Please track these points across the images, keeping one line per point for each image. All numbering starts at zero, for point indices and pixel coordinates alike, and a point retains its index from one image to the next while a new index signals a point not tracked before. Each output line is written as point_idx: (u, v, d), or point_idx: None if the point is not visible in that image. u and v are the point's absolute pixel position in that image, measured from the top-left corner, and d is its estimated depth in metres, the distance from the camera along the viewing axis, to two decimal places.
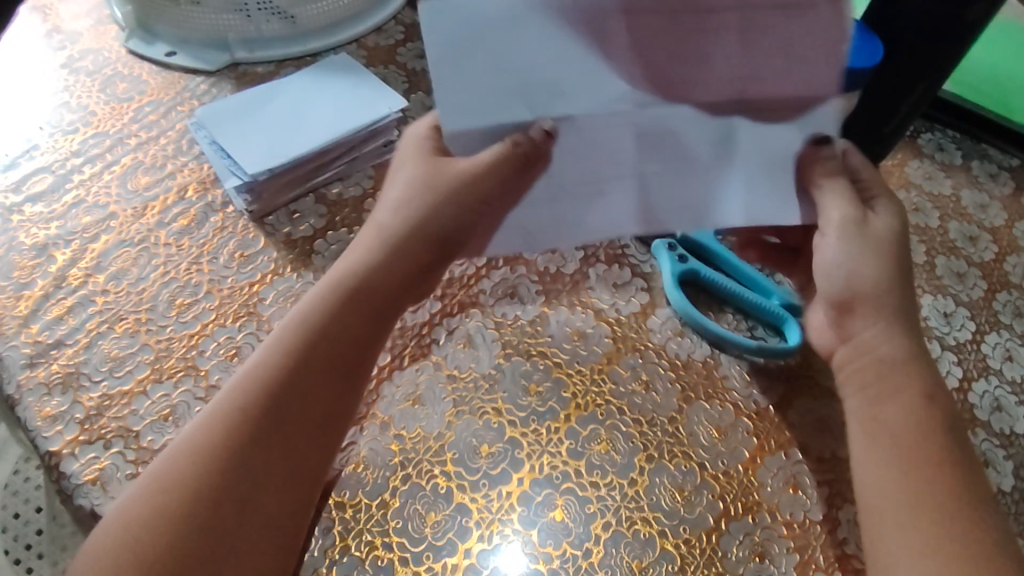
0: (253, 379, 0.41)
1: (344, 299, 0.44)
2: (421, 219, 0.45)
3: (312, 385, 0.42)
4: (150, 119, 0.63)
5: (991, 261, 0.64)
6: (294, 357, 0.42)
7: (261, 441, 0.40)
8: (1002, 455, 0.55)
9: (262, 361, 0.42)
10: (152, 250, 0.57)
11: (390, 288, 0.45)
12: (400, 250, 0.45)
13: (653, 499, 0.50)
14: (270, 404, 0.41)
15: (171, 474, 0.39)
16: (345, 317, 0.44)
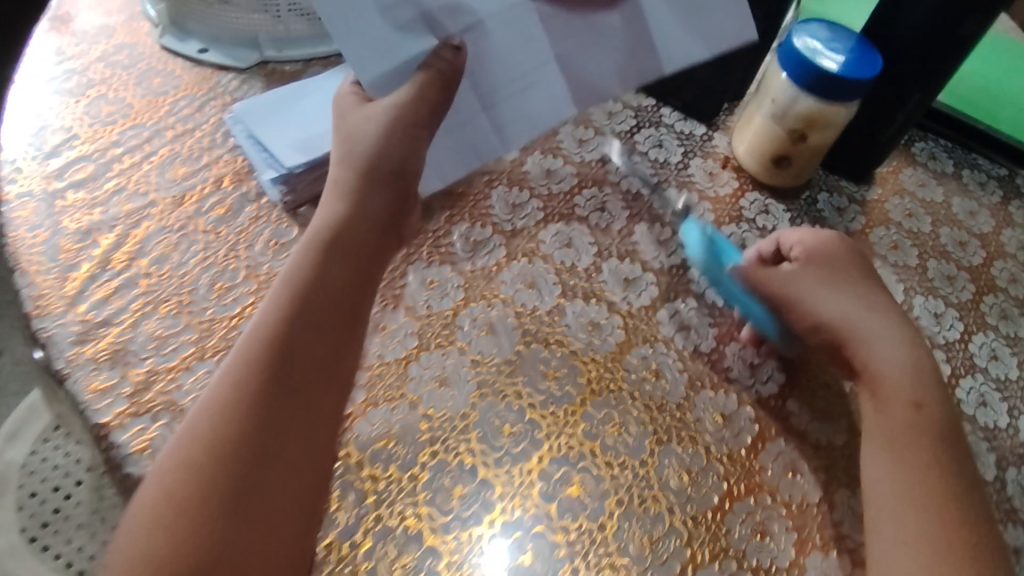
0: (248, 346, 0.43)
1: (324, 257, 0.47)
2: (370, 162, 0.49)
3: (309, 339, 0.44)
4: (185, 113, 0.66)
5: (980, 265, 0.69)
6: (284, 318, 0.44)
7: (268, 396, 0.42)
8: (984, 445, 0.60)
9: (253, 328, 0.44)
10: (192, 237, 0.60)
11: (363, 241, 0.48)
12: (364, 202, 0.49)
13: (663, 478, 0.54)
14: (269, 360, 0.43)
15: (196, 431, 0.41)
16: (329, 272, 0.47)
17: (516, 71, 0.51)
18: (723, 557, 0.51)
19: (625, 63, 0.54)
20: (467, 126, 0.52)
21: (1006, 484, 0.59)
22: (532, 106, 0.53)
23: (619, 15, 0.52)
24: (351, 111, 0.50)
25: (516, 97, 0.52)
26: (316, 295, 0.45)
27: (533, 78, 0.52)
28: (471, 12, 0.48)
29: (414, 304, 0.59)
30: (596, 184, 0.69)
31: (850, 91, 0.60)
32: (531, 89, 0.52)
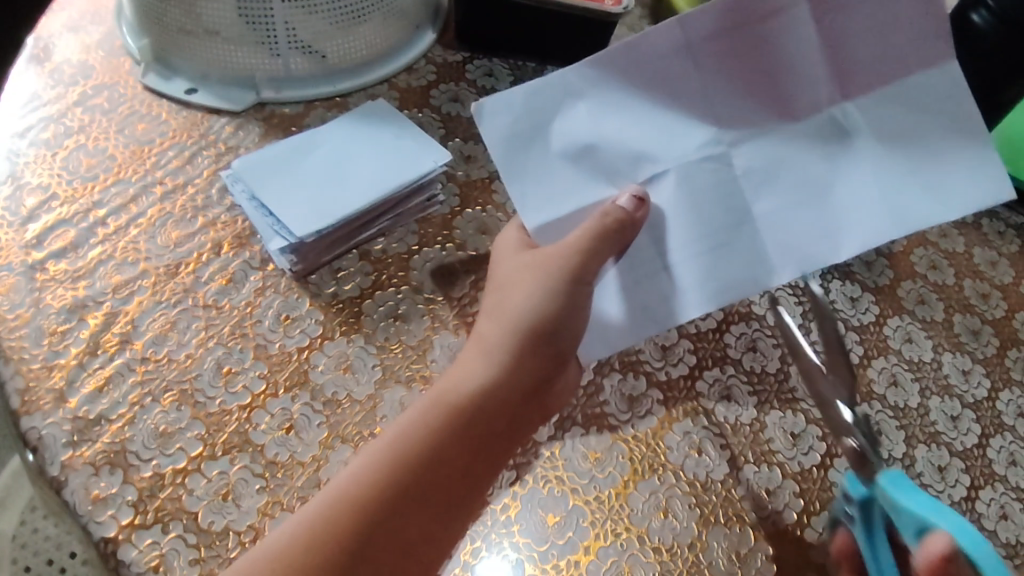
0: (345, 485, 0.39)
1: (445, 417, 0.41)
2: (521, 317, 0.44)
3: (408, 508, 0.39)
4: (175, 165, 0.61)
5: (1002, 318, 0.68)
6: (389, 467, 0.40)
7: (341, 560, 0.37)
8: (1018, 507, 0.58)
9: (357, 467, 0.40)
10: (192, 312, 0.54)
11: (501, 406, 0.43)
12: (509, 365, 0.43)
13: (712, 563, 0.51)
14: (358, 514, 0.38)
15: (262, 564, 0.37)
16: (448, 441, 0.41)
17: (702, 228, 0.44)
18: None
19: (834, 227, 0.44)
20: (641, 283, 0.46)
21: None
22: (715, 268, 0.44)
23: (827, 158, 0.44)
24: (514, 257, 0.46)
25: (719, 262, 0.44)
26: (432, 462, 0.40)
27: (727, 239, 0.44)
28: (653, 159, 0.44)
29: None
30: None
31: None
32: (730, 252, 0.44)
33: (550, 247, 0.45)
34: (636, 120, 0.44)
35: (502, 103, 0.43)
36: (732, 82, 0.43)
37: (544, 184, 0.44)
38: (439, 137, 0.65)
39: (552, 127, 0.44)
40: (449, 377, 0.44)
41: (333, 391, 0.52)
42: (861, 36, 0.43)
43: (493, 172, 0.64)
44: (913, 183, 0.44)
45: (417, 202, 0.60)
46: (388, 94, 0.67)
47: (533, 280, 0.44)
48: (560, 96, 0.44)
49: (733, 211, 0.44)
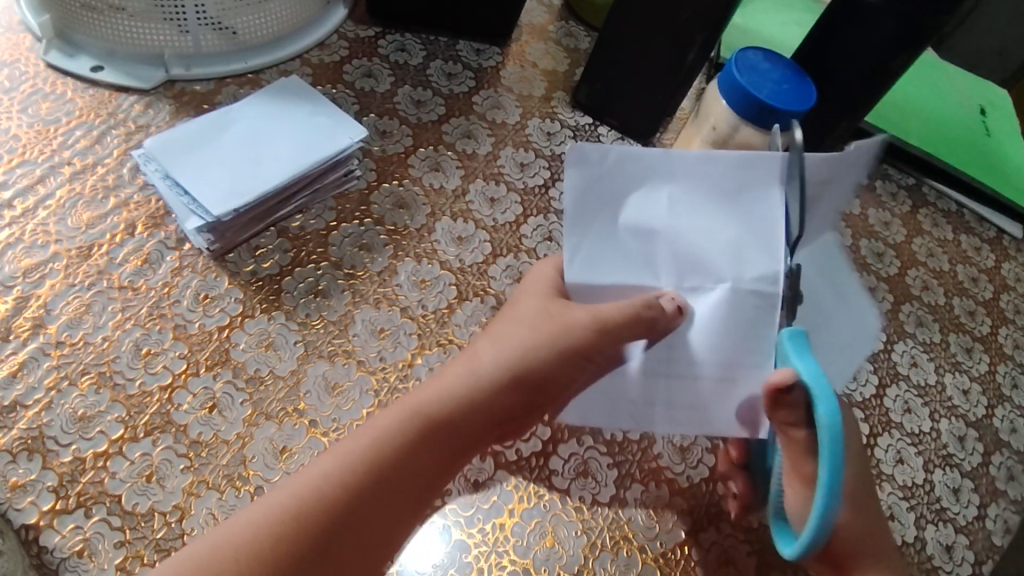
0: (315, 479, 0.39)
1: (422, 432, 0.41)
2: (516, 357, 0.43)
3: (376, 511, 0.39)
4: (82, 146, 0.59)
5: (896, 274, 0.74)
6: (360, 471, 0.39)
7: (305, 555, 0.37)
8: (912, 450, 0.64)
9: (328, 463, 0.40)
10: (107, 295, 0.54)
11: (473, 428, 0.42)
12: (494, 397, 0.43)
13: (631, 517, 0.54)
14: (328, 509, 0.38)
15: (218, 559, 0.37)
16: (420, 454, 0.41)
17: (726, 350, 0.43)
18: None
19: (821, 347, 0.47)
20: (648, 379, 0.45)
21: (934, 486, 0.63)
22: (709, 396, 0.44)
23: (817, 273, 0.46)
24: (542, 296, 0.44)
25: (720, 391, 0.43)
26: (400, 469, 0.40)
27: (734, 373, 0.43)
28: (707, 271, 0.42)
29: (366, 357, 0.54)
30: (541, 212, 0.64)
31: (785, 118, 0.62)
32: (736, 386, 0.43)
33: (578, 307, 0.43)
34: (701, 227, 0.42)
35: (598, 154, 0.40)
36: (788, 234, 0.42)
37: (599, 251, 0.42)
38: (354, 112, 0.65)
39: (614, 190, 0.41)
40: (436, 389, 0.43)
41: (255, 368, 0.53)
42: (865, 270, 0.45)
43: (409, 148, 0.64)
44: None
45: (334, 178, 0.60)
46: (301, 69, 0.66)
47: (545, 333, 0.43)
48: (644, 173, 0.42)
49: (754, 351, 0.42)
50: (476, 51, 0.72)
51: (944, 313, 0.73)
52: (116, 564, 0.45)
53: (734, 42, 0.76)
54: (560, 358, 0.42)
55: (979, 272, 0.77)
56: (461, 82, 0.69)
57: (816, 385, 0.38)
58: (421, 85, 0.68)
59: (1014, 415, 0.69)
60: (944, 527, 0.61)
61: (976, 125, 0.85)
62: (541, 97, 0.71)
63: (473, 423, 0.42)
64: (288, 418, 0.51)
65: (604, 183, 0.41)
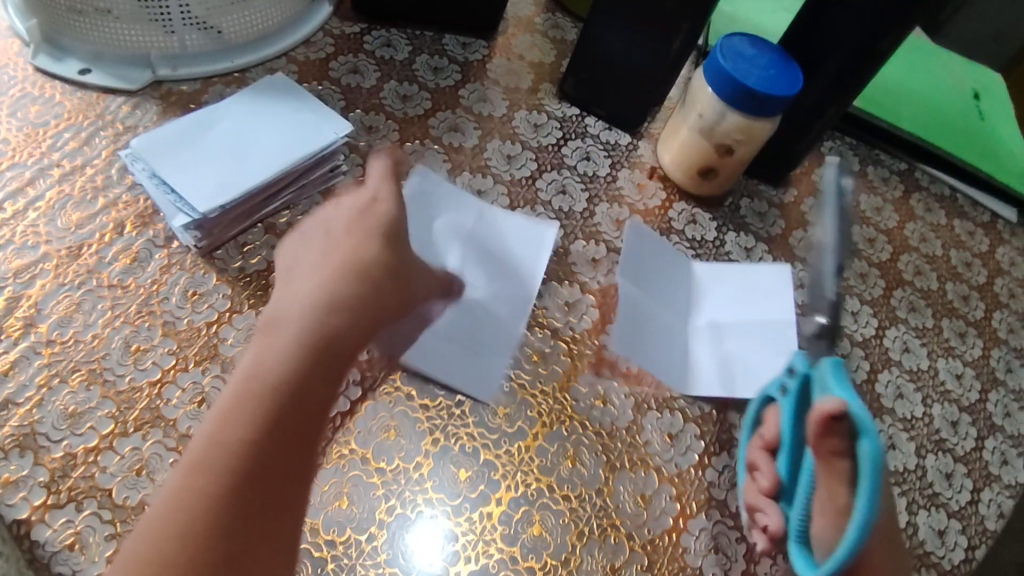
0: (225, 425, 0.38)
1: (310, 345, 0.42)
2: (371, 263, 0.47)
3: (300, 423, 0.39)
4: (71, 147, 0.60)
5: (888, 260, 0.74)
6: (270, 393, 0.39)
7: (235, 497, 0.36)
8: (904, 436, 0.64)
9: (233, 402, 0.40)
10: (97, 293, 0.54)
11: (348, 340, 0.43)
12: (360, 308, 0.44)
13: (619, 505, 0.54)
14: (257, 434, 0.38)
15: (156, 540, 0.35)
16: (319, 368, 0.41)
17: (455, 330, 0.57)
18: None
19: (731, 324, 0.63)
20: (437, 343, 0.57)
21: (927, 471, 0.63)
22: (466, 361, 0.57)
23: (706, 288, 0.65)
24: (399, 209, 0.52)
25: (468, 359, 0.57)
26: (306, 373, 0.41)
27: (475, 347, 0.57)
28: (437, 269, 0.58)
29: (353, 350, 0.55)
30: (529, 204, 0.65)
31: (772, 106, 0.62)
32: (480, 356, 0.57)
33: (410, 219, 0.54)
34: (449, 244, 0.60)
35: (430, 177, 0.62)
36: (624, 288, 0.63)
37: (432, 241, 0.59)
38: (340, 108, 0.65)
39: (424, 201, 0.61)
40: (300, 299, 0.44)
41: (243, 363, 0.53)
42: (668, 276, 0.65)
43: (396, 142, 0.65)
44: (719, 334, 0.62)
45: (321, 173, 0.61)
46: (287, 67, 0.67)
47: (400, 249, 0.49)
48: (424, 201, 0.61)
49: (500, 339, 0.58)
50: (462, 45, 0.72)
51: (937, 298, 0.72)
52: (107, 556, 0.46)
53: (721, 30, 0.76)
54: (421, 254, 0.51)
55: (973, 256, 0.76)
56: (448, 76, 0.70)
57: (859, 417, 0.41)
58: (407, 80, 0.68)
59: (1008, 399, 0.68)
60: (938, 512, 0.61)
61: (969, 109, 0.85)
62: (527, 90, 0.71)
63: (347, 335, 0.43)
64: None
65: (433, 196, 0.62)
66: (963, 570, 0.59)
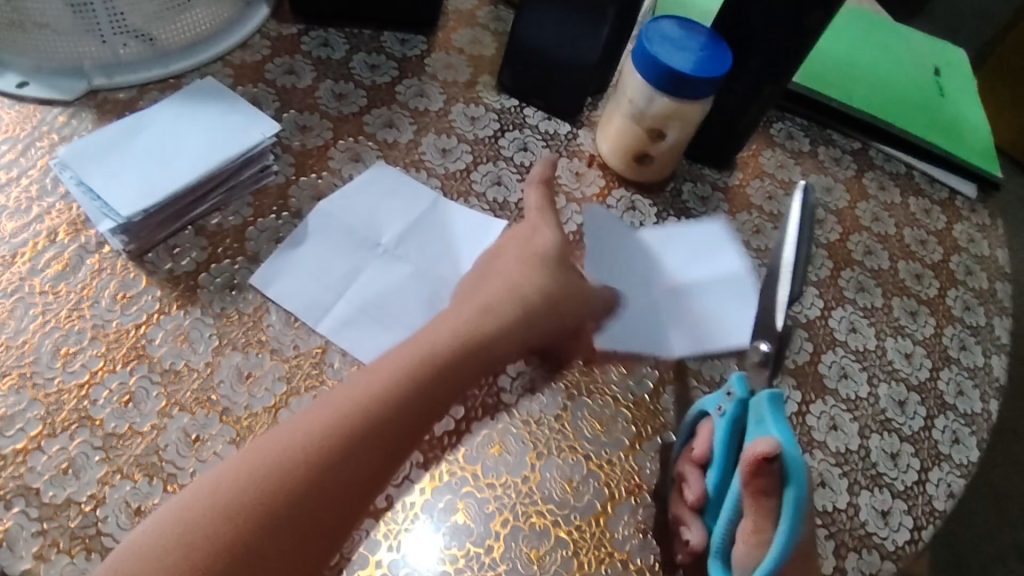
0: (314, 424, 0.43)
1: (407, 383, 0.45)
2: (496, 305, 0.51)
3: (372, 456, 0.43)
4: (8, 158, 0.61)
5: (836, 241, 0.73)
6: (350, 418, 0.43)
7: (321, 461, 0.42)
8: (846, 417, 0.63)
9: (327, 406, 0.44)
10: (29, 299, 0.56)
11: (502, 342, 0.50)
12: (507, 329, 0.51)
13: (546, 492, 0.55)
14: (369, 428, 0.43)
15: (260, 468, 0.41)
16: (455, 369, 0.48)
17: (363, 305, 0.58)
18: (607, 562, 0.53)
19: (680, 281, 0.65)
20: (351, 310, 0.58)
21: (870, 452, 0.62)
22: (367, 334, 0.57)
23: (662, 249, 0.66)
24: (517, 261, 0.55)
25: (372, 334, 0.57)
26: (438, 382, 0.46)
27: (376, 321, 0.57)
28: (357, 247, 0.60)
29: (279, 346, 0.56)
30: (461, 195, 0.65)
31: (701, 87, 0.61)
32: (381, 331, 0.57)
33: (532, 263, 0.55)
34: (375, 223, 0.61)
35: (386, 173, 0.64)
36: (599, 273, 0.63)
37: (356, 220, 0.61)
38: (274, 109, 0.66)
39: (365, 189, 0.63)
40: (456, 323, 0.50)
41: (170, 362, 0.55)
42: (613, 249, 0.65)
43: (329, 140, 0.66)
44: (666, 301, 0.63)
45: (250, 174, 0.62)
46: (223, 71, 0.68)
47: (514, 294, 0.52)
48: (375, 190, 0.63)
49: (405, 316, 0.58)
50: (400, 41, 0.73)
51: (887, 277, 0.72)
52: (32, 553, 0.47)
53: (662, 12, 0.76)
54: (527, 309, 0.52)
55: (928, 234, 0.75)
56: (384, 73, 0.70)
57: (790, 463, 0.43)
58: (343, 78, 0.69)
59: (960, 377, 0.67)
60: (881, 493, 0.60)
61: (928, 85, 0.84)
62: (466, 83, 0.72)
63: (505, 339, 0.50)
64: (201, 408, 0.53)
65: (375, 180, 0.64)
66: (908, 552, 0.58)
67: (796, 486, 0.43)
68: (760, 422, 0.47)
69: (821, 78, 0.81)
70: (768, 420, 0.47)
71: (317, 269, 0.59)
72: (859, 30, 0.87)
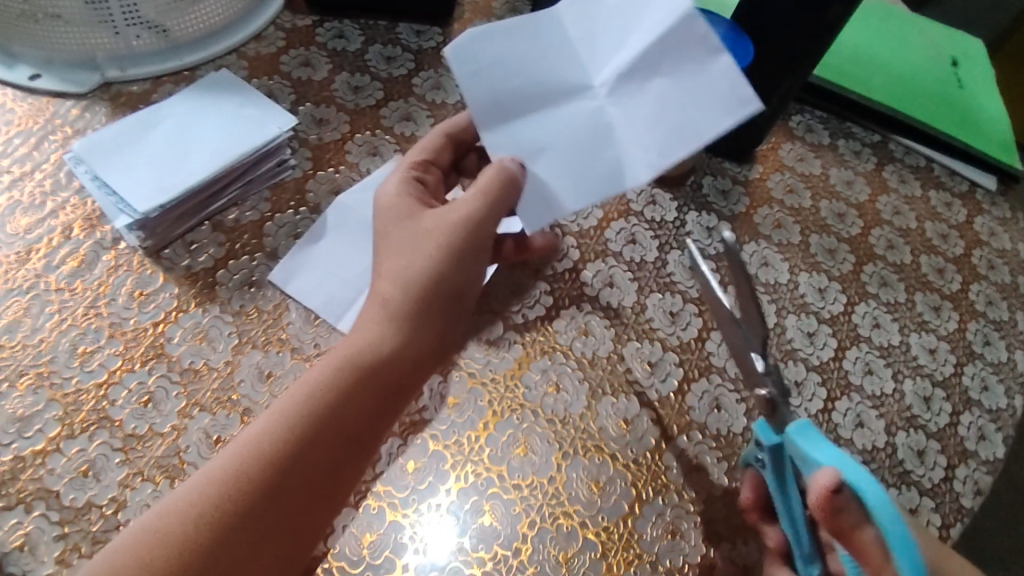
0: (196, 489, 0.39)
1: (294, 424, 0.41)
2: (391, 296, 0.44)
3: (258, 516, 0.39)
4: (21, 153, 0.60)
5: (858, 235, 0.72)
6: (225, 480, 0.40)
7: (256, 486, 0.40)
8: (872, 414, 0.63)
9: (216, 459, 0.41)
10: (44, 297, 0.55)
11: (430, 333, 0.45)
12: (412, 330, 0.45)
13: (572, 493, 0.54)
14: (290, 444, 0.41)
15: (187, 502, 0.39)
16: (355, 399, 0.43)
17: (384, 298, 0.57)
18: (636, 563, 0.52)
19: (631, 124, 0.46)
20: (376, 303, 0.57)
21: (897, 450, 0.61)
22: None
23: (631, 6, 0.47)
24: (404, 222, 0.47)
25: None
26: (333, 419, 0.42)
27: None
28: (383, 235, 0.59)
29: (300, 344, 0.55)
30: None
31: None
32: None
33: (427, 218, 0.46)
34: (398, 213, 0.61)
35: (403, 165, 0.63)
36: (534, 107, 0.46)
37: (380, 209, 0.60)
38: (290, 102, 0.65)
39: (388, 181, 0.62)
40: (352, 342, 0.44)
41: (189, 361, 0.54)
42: (511, 27, 0.46)
43: (346, 133, 0.64)
44: (610, 26, 0.47)
45: (267, 168, 0.61)
46: (237, 63, 0.67)
47: (415, 275, 0.44)
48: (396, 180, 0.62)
49: None
50: (417, 33, 0.71)
51: (909, 272, 0.71)
52: (55, 557, 0.46)
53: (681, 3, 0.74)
54: (457, 261, 0.45)
55: (949, 228, 0.75)
56: (401, 65, 0.69)
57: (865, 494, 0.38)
58: (359, 70, 0.68)
59: (986, 372, 0.67)
60: (908, 491, 0.59)
61: (947, 78, 0.83)
62: None
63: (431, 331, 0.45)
64: (222, 408, 0.52)
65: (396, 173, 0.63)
66: None
67: (878, 501, 0.38)
68: (800, 454, 0.44)
69: (840, 71, 0.80)
70: (817, 453, 0.43)
71: (336, 265, 0.58)
72: (877, 21, 0.86)
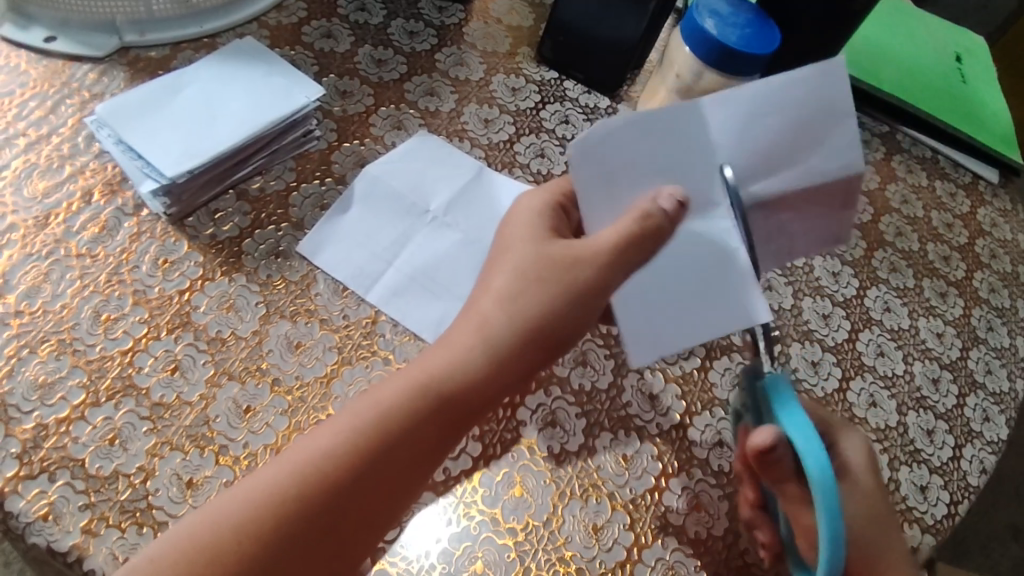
0: (253, 494, 0.39)
1: (358, 447, 0.40)
2: (492, 322, 0.42)
3: (308, 540, 0.38)
4: (36, 116, 0.59)
5: (869, 222, 0.73)
6: (280, 498, 0.38)
7: (317, 503, 0.39)
8: (885, 394, 0.63)
9: (272, 469, 0.40)
10: (65, 263, 0.53)
11: (518, 371, 0.43)
12: (501, 367, 0.42)
13: (601, 465, 0.54)
14: (354, 461, 0.39)
15: (241, 505, 0.38)
16: (424, 426, 0.41)
17: (416, 272, 0.57)
18: (664, 535, 0.52)
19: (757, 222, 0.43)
20: (406, 275, 0.57)
21: (908, 429, 0.62)
22: (420, 303, 0.56)
23: (822, 109, 0.40)
24: (536, 244, 0.44)
25: (428, 302, 0.56)
26: (400, 446, 0.40)
27: (429, 292, 0.56)
28: (408, 206, 0.59)
29: (329, 315, 0.54)
30: (506, 166, 0.64)
31: (748, 63, 0.59)
32: (436, 300, 0.56)
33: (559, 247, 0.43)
34: (424, 184, 0.60)
35: (431, 141, 0.63)
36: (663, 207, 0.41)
37: (407, 181, 0.60)
38: (313, 73, 0.65)
39: (418, 156, 0.62)
40: (433, 365, 0.42)
41: (216, 331, 0.52)
42: (661, 121, 0.39)
43: (371, 107, 0.64)
44: (785, 130, 0.40)
45: (293, 138, 0.60)
46: (258, 32, 0.66)
47: (527, 306, 0.42)
48: (425, 155, 0.62)
49: (461, 286, 0.56)
50: (439, 9, 0.72)
51: (918, 259, 0.72)
52: (81, 527, 0.45)
53: None
54: (574, 311, 0.42)
55: (954, 218, 0.76)
56: (423, 40, 0.69)
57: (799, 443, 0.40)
58: (382, 44, 0.68)
59: (989, 357, 0.68)
60: (919, 468, 0.60)
61: (951, 72, 0.84)
62: (505, 53, 0.71)
63: (520, 369, 0.43)
64: (251, 378, 0.51)
65: (425, 144, 0.63)
66: (947, 526, 0.58)
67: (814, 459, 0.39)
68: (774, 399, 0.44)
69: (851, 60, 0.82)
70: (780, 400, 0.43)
71: (364, 235, 0.58)
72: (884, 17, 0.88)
